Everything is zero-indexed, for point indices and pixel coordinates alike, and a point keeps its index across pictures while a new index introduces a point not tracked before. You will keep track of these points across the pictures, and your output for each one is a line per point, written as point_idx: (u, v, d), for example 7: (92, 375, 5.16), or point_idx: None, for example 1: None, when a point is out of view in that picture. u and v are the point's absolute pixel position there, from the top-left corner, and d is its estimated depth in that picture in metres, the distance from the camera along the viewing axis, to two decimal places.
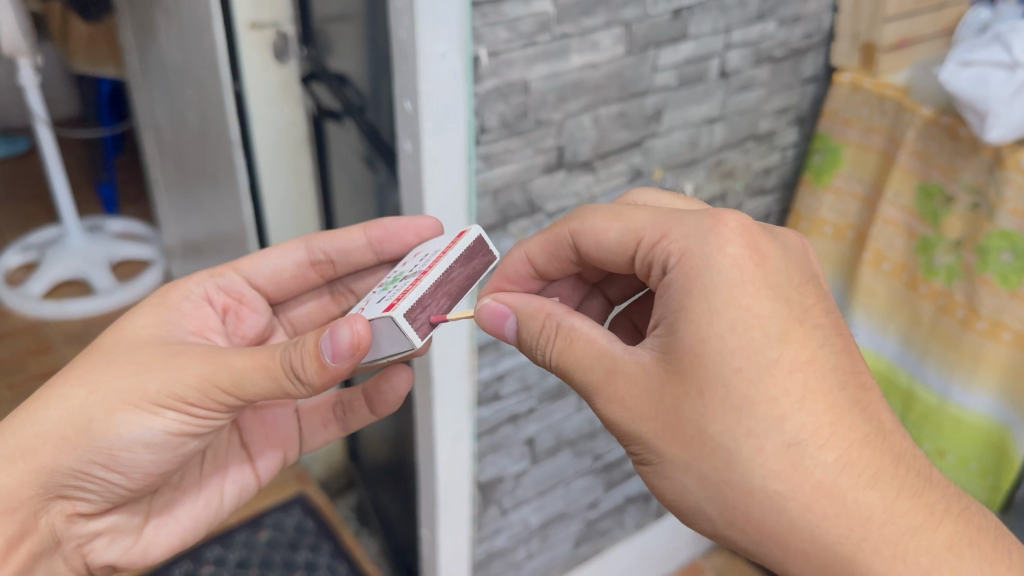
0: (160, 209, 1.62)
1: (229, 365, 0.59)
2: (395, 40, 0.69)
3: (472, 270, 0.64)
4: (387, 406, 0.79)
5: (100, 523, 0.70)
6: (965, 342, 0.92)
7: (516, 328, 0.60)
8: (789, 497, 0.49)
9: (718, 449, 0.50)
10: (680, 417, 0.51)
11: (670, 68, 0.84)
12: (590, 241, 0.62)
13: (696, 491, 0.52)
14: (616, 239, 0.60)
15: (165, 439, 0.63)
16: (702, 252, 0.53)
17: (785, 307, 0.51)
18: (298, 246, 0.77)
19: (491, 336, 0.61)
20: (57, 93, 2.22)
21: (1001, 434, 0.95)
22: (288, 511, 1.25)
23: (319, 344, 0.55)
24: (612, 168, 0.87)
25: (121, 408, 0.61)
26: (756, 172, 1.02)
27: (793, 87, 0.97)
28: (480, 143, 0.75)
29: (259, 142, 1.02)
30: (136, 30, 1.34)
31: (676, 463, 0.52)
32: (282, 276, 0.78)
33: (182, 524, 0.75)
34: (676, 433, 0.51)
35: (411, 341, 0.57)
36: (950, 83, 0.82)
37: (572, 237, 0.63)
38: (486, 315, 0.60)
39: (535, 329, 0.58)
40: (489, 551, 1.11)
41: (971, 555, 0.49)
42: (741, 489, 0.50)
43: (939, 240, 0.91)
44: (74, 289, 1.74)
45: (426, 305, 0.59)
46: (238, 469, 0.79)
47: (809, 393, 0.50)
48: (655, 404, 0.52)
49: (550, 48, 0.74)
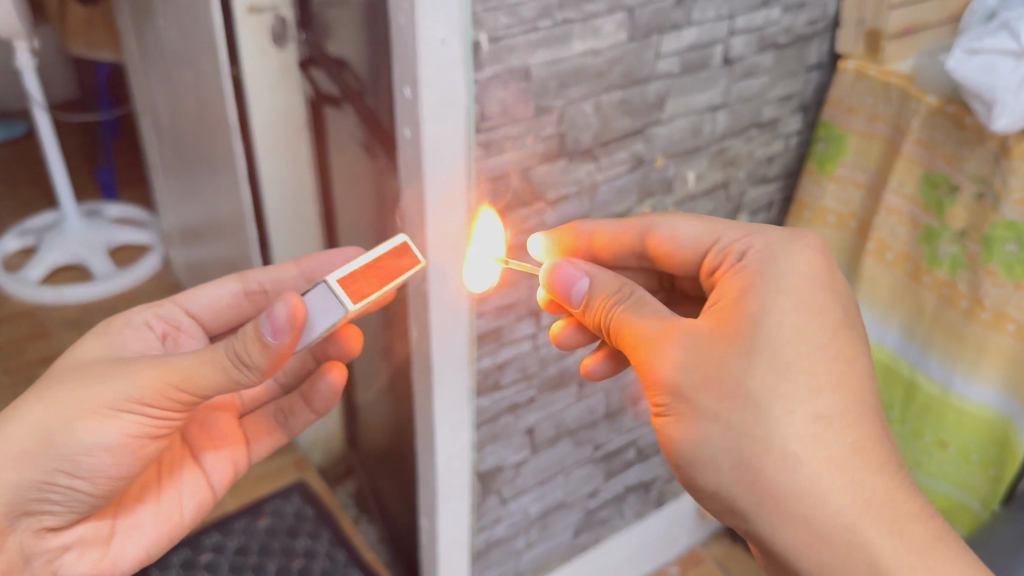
0: (158, 195, 1.61)
1: (178, 364, 0.60)
2: (394, 26, 0.68)
3: (404, 263, 0.59)
4: (324, 402, 0.82)
5: (69, 536, 0.70)
6: (969, 333, 0.91)
7: (588, 285, 0.67)
8: (804, 462, 0.55)
9: (751, 403, 0.56)
10: (724, 369, 0.57)
11: (673, 55, 0.83)
12: (667, 234, 0.72)
13: (717, 440, 0.57)
14: (693, 236, 0.70)
15: (125, 444, 0.64)
16: (783, 249, 0.63)
17: (841, 308, 0.60)
18: (233, 280, 0.79)
19: (559, 297, 0.68)
20: (53, 77, 2.20)
21: (1002, 425, 0.94)
22: (288, 498, 1.25)
23: (259, 327, 0.56)
24: (614, 156, 0.86)
25: (80, 417, 0.62)
26: (758, 160, 1.01)
27: (797, 74, 0.96)
28: (479, 130, 0.74)
29: (257, 127, 1.02)
30: (134, 13, 1.32)
31: (704, 410, 0.57)
32: (218, 306, 0.80)
33: (147, 535, 0.74)
34: (715, 382, 0.57)
35: (341, 303, 0.56)
36: (957, 72, 0.80)
37: (646, 228, 0.74)
38: (560, 272, 0.67)
39: (611, 291, 0.66)
40: (488, 540, 1.10)
41: (957, 552, 0.55)
42: (753, 450, 0.55)
43: (944, 230, 0.90)
44: (73, 274, 1.73)
45: (358, 281, 0.57)
46: (192, 476, 0.78)
47: (843, 380, 0.57)
48: (702, 355, 0.58)
49: (552, 34, 0.73)
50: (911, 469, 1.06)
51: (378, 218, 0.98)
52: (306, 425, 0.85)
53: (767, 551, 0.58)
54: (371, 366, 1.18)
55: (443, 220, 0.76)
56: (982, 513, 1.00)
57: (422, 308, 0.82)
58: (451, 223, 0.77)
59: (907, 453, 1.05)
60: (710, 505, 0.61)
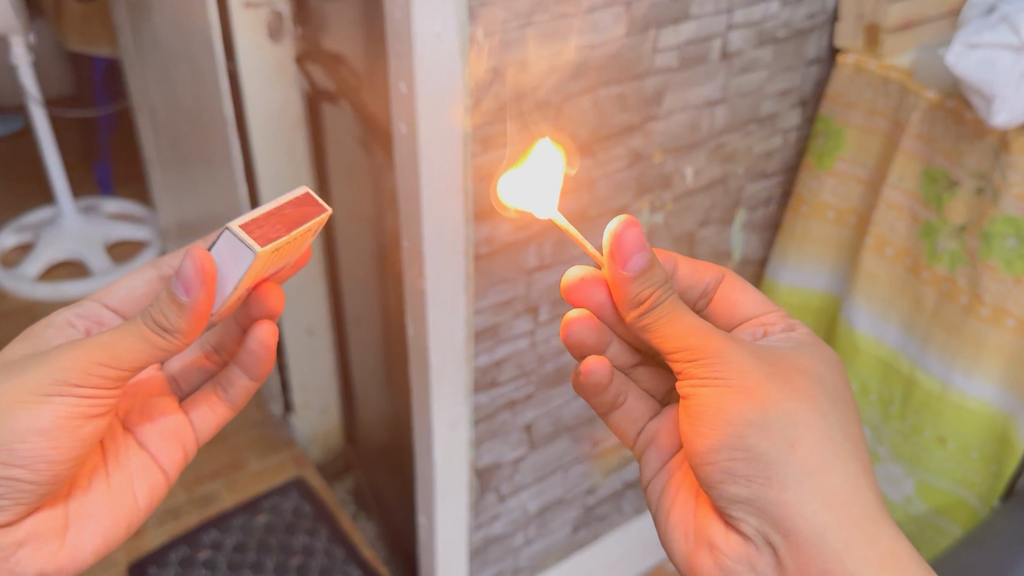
0: (155, 190, 1.60)
1: (100, 340, 0.61)
2: (390, 21, 0.68)
3: (308, 212, 0.61)
4: (257, 360, 0.74)
5: (21, 530, 0.65)
6: (969, 329, 0.91)
7: (644, 265, 0.59)
8: (851, 459, 0.60)
9: (813, 400, 0.61)
10: (790, 373, 0.63)
11: (672, 50, 0.83)
12: (734, 290, 0.76)
13: (785, 416, 0.59)
14: (752, 304, 0.75)
15: (59, 425, 0.62)
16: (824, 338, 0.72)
17: None
18: (146, 268, 0.77)
19: (623, 255, 0.58)
20: (50, 71, 2.20)
21: (1002, 422, 0.93)
22: (285, 495, 1.25)
23: (171, 287, 0.57)
24: (612, 151, 0.85)
25: (10, 405, 0.60)
26: (757, 155, 1.01)
27: (796, 68, 0.95)
28: (476, 126, 0.73)
29: (252, 120, 1.01)
30: (130, 8, 1.32)
31: (774, 393, 0.60)
32: (137, 297, 0.77)
33: (103, 522, 0.69)
34: (784, 377, 0.62)
35: (246, 245, 0.56)
36: (957, 67, 0.80)
37: (720, 278, 0.77)
38: (626, 243, 0.58)
39: (662, 279, 0.61)
40: (486, 537, 1.10)
41: None
42: (815, 433, 0.59)
43: (943, 226, 0.90)
44: (69, 270, 1.72)
45: (262, 228, 0.58)
46: (138, 459, 0.72)
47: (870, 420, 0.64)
48: (765, 360, 0.63)
49: (548, 29, 0.72)
50: (910, 466, 1.06)
51: (375, 214, 0.97)
52: (247, 392, 0.77)
53: (777, 529, 0.59)
54: (369, 362, 1.18)
55: (440, 214, 0.76)
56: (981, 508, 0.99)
57: (420, 303, 0.82)
58: (449, 219, 0.77)
59: (907, 448, 1.05)
60: (725, 472, 0.60)
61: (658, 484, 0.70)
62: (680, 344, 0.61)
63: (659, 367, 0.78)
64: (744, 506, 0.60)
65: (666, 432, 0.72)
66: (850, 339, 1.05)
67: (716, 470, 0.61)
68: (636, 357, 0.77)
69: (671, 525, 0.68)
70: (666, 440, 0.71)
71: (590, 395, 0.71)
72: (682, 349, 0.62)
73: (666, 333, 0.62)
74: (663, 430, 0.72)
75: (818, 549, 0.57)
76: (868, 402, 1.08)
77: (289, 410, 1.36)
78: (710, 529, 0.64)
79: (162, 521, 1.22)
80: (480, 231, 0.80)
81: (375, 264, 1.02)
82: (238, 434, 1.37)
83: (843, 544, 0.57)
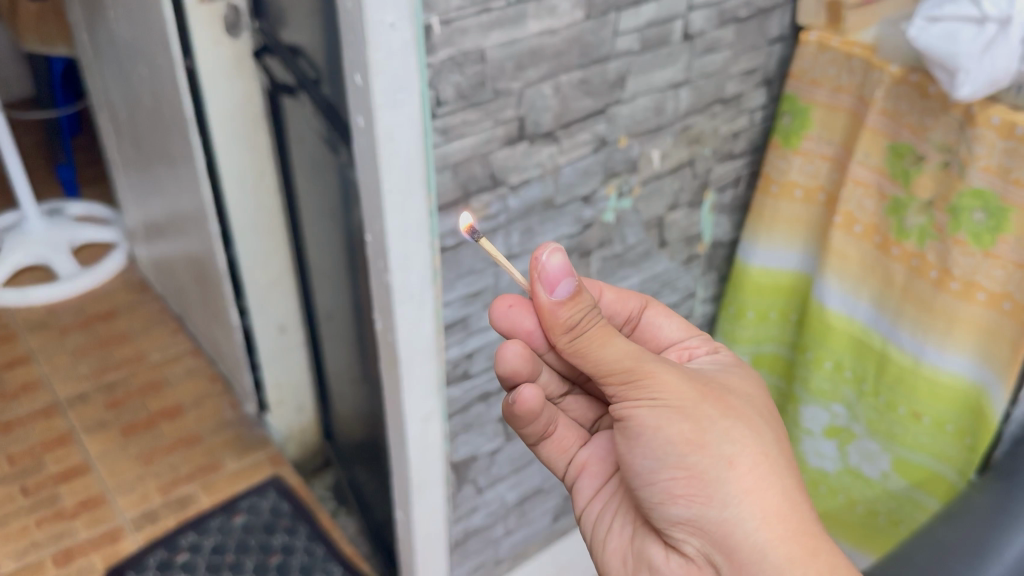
0: (119, 191, 1.57)
1: None
2: (342, 11, 0.66)
3: None
4: None
5: None
6: (941, 303, 0.91)
7: (571, 292, 0.57)
8: (788, 476, 0.58)
9: (752, 419, 0.60)
10: (722, 393, 0.61)
11: (633, 32, 0.82)
12: (656, 321, 0.75)
13: (722, 433, 0.57)
14: (673, 329, 0.75)
15: None
16: None
17: None
18: None
19: (541, 285, 0.58)
20: (9, 73, 2.15)
21: (977, 394, 0.93)
22: (263, 495, 1.26)
23: None
24: (577, 138, 0.84)
25: None
26: (724, 136, 1.00)
27: (760, 48, 0.95)
28: (436, 115, 0.72)
29: (214, 117, 1.01)
30: (84, 6, 1.29)
31: (711, 415, 0.58)
32: None
33: None
34: (715, 397, 0.60)
35: None
36: (920, 41, 0.79)
37: (643, 302, 0.75)
38: (550, 268, 0.57)
39: (589, 304, 0.58)
40: (466, 530, 1.08)
41: None
42: (752, 449, 0.58)
43: (910, 201, 0.90)
44: (36, 275, 1.69)
45: None
46: None
47: None
48: (700, 381, 0.61)
49: (505, 15, 0.71)
50: (887, 441, 1.05)
51: (341, 209, 0.96)
52: None
53: (719, 549, 0.57)
54: (344, 360, 1.17)
55: (403, 207, 0.74)
56: (960, 483, 0.99)
57: (386, 299, 0.81)
58: (411, 213, 0.75)
59: (883, 424, 1.04)
60: (665, 492, 0.58)
61: (592, 513, 0.69)
62: (611, 369, 0.58)
63: (589, 396, 0.77)
64: (684, 527, 0.59)
65: (596, 460, 0.71)
66: (822, 319, 1.05)
67: (656, 490, 0.59)
68: (566, 386, 0.77)
69: (607, 552, 0.67)
70: (598, 468, 0.70)
71: (521, 426, 0.68)
72: (614, 373, 0.58)
73: (596, 358, 0.59)
74: (594, 458, 0.71)
75: (759, 567, 0.55)
76: (843, 379, 1.08)
77: (263, 409, 1.36)
78: (650, 552, 0.63)
79: (140, 526, 1.21)
80: (445, 222, 0.79)
81: (344, 260, 1.01)
82: (214, 435, 1.36)
83: (785, 561, 0.55)
